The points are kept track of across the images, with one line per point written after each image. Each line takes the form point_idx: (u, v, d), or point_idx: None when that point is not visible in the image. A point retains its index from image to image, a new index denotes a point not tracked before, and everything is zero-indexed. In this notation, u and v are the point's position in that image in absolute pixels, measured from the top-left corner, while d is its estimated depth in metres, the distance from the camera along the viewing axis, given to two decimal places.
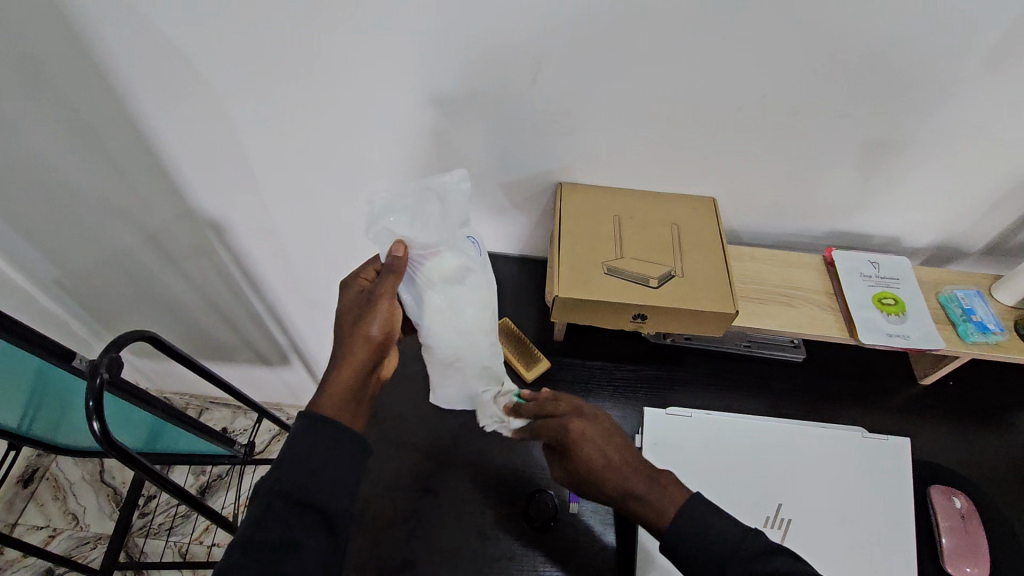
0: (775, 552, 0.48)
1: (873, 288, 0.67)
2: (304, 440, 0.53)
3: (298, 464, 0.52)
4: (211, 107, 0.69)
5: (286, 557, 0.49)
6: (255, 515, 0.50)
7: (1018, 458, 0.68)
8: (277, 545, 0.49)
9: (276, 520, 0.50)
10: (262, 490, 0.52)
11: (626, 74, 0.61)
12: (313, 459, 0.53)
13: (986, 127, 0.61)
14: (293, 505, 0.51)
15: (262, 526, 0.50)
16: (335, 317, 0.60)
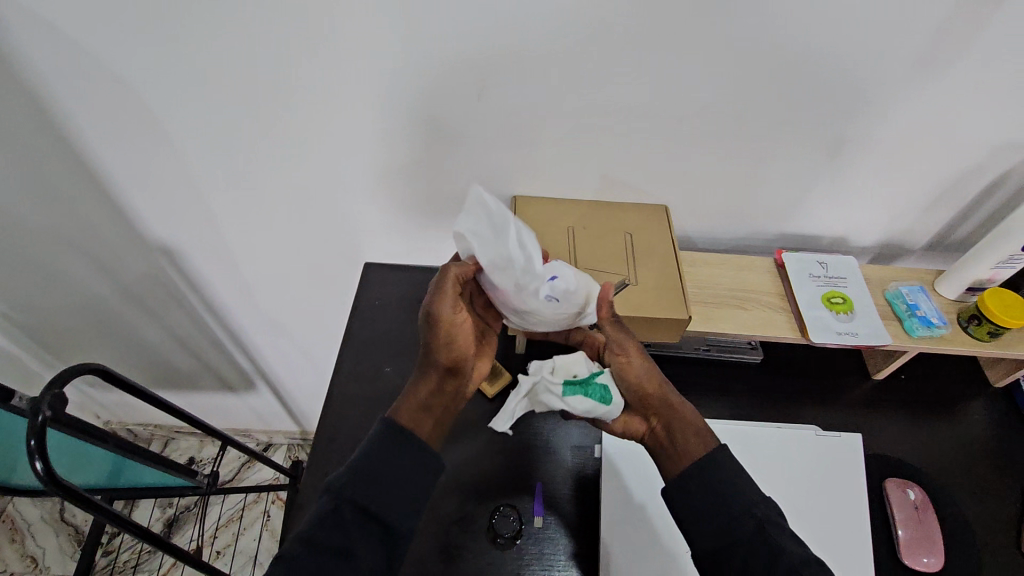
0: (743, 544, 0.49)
1: (822, 288, 0.69)
2: (380, 450, 0.55)
3: (367, 473, 0.53)
4: (155, 130, 0.67)
5: (341, 564, 0.50)
6: (322, 515, 0.51)
7: (968, 445, 0.71)
8: (334, 551, 0.50)
9: (336, 526, 0.51)
10: (330, 491, 0.53)
11: (574, 88, 0.62)
12: (382, 468, 0.54)
13: (915, 128, 0.64)
14: (354, 514, 0.52)
15: (324, 527, 0.51)
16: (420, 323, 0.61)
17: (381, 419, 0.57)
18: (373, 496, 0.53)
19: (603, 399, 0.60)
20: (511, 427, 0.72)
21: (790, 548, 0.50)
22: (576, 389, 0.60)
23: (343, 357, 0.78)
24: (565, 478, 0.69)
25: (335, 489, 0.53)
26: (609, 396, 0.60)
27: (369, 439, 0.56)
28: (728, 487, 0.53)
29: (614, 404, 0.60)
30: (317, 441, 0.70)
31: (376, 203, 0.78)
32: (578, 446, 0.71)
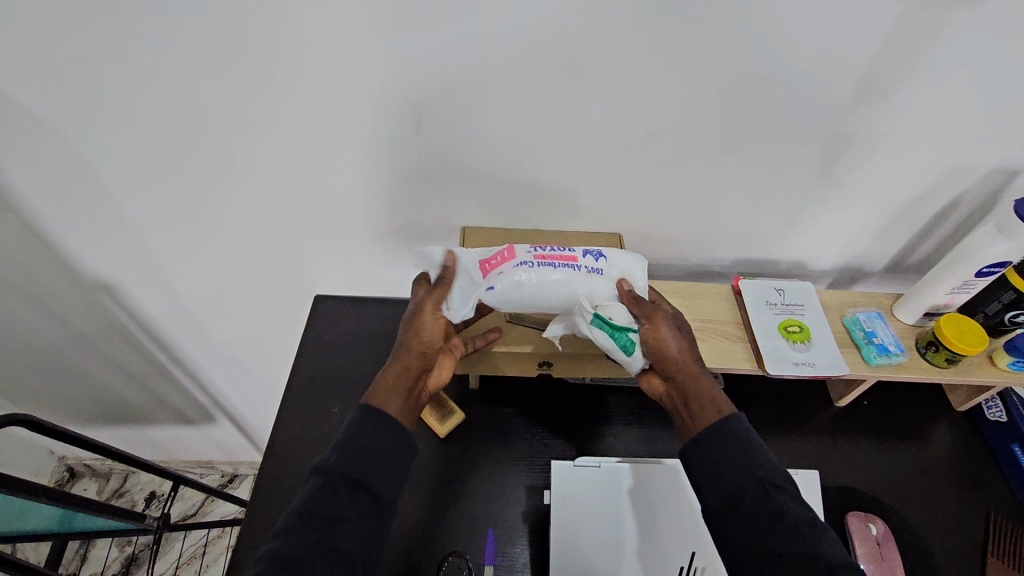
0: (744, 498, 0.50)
1: (779, 316, 0.67)
2: (364, 426, 0.54)
3: (355, 448, 0.52)
4: (80, 168, 0.64)
5: (336, 531, 0.49)
6: (313, 488, 0.50)
7: (931, 472, 0.69)
8: (328, 519, 0.49)
9: (329, 495, 0.50)
10: (321, 465, 0.52)
11: (514, 118, 0.60)
12: (369, 441, 0.53)
13: (862, 157, 0.63)
14: (345, 485, 0.51)
15: (317, 500, 0.50)
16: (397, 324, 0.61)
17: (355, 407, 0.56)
18: (365, 463, 0.52)
19: (625, 348, 0.58)
20: (463, 467, 0.67)
21: (792, 510, 0.49)
22: (605, 326, 0.57)
23: (289, 396, 0.74)
24: (519, 525, 0.64)
25: (327, 461, 0.52)
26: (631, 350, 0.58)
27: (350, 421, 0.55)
28: (738, 453, 0.52)
29: (635, 359, 0.58)
30: (257, 490, 0.66)
31: (324, 235, 0.75)
32: (532, 486, 0.66)
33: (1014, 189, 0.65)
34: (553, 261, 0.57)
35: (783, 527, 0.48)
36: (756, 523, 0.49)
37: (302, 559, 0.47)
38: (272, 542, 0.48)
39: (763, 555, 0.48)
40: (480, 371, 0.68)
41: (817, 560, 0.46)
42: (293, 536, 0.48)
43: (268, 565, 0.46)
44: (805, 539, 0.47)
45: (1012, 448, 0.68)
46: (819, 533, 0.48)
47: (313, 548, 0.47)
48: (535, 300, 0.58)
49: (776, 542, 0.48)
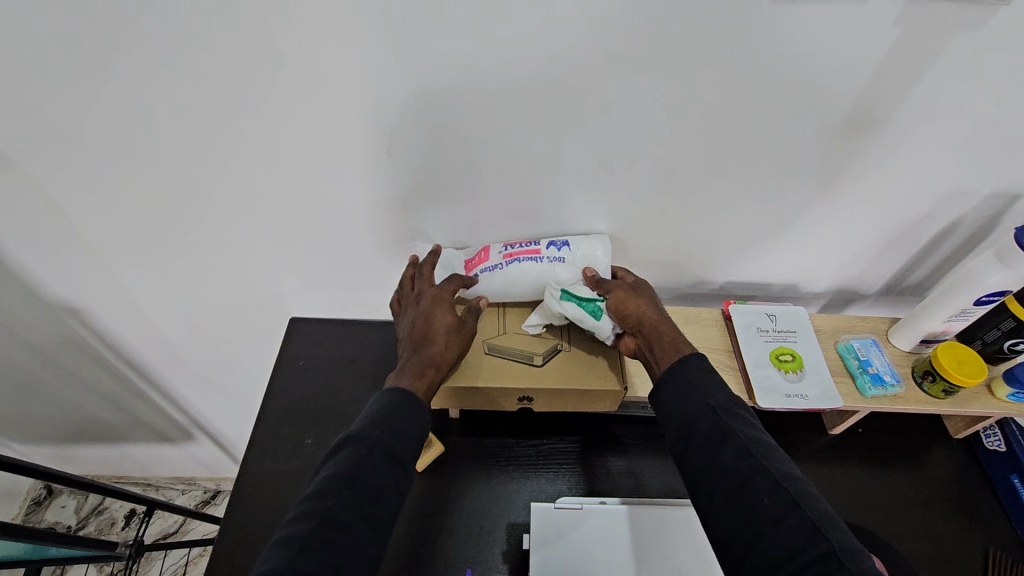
0: (696, 420, 0.49)
1: (770, 343, 0.65)
2: (404, 408, 0.53)
3: (394, 426, 0.52)
4: (38, 192, 0.60)
5: (373, 502, 0.47)
6: (358, 457, 0.48)
7: (928, 504, 0.67)
8: (370, 490, 0.47)
9: (368, 462, 0.48)
10: (355, 436, 0.50)
11: (492, 140, 0.58)
12: (403, 421, 0.53)
13: (857, 180, 0.61)
14: (384, 458, 0.50)
15: (358, 468, 0.48)
16: (422, 321, 0.60)
17: (398, 390, 0.55)
18: (403, 440, 0.51)
19: (593, 313, 0.61)
20: (443, 503, 0.64)
21: (743, 432, 0.48)
22: (573, 299, 0.61)
23: (262, 425, 0.71)
24: (498, 566, 0.61)
25: (364, 432, 0.50)
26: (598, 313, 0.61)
27: (386, 398, 0.54)
28: (692, 389, 0.52)
29: (604, 322, 0.61)
30: (226, 528, 0.63)
31: (299, 257, 0.72)
32: (514, 524, 0.63)
33: (1014, 213, 0.63)
34: (518, 257, 0.63)
35: (733, 446, 0.47)
36: (706, 446, 0.48)
37: (344, 523, 0.45)
38: (308, 505, 0.45)
39: (710, 475, 0.47)
40: (463, 405, 0.65)
41: (758, 476, 0.45)
42: (335, 499, 0.45)
43: (315, 527, 0.44)
44: (750, 456, 0.46)
45: (1011, 479, 0.66)
46: (766, 451, 0.46)
47: (358, 513, 0.46)
48: (509, 289, 0.66)
49: (725, 461, 0.47)
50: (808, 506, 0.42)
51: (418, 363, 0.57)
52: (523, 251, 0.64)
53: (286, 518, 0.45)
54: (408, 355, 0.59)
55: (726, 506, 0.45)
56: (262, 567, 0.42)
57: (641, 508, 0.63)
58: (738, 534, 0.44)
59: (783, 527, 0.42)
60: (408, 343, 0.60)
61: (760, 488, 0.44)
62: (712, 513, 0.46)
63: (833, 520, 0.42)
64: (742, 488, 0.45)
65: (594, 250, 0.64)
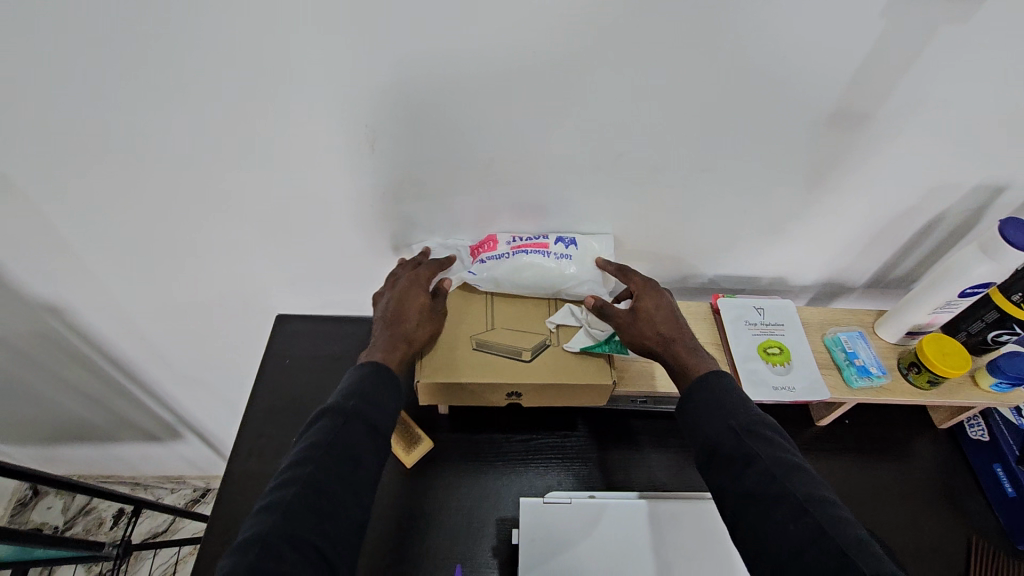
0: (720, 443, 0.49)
1: (759, 337, 0.65)
2: (378, 380, 0.54)
3: (369, 398, 0.52)
4: (15, 190, 0.59)
5: (353, 468, 0.48)
6: (335, 427, 0.49)
7: (913, 493, 0.68)
8: (346, 458, 0.48)
9: (346, 431, 0.49)
10: (331, 407, 0.51)
11: (479, 133, 0.57)
12: (380, 392, 0.53)
13: (843, 174, 0.61)
14: (361, 427, 0.50)
15: (334, 438, 0.49)
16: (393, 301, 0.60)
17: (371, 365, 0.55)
18: (380, 413, 0.52)
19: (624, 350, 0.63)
20: (427, 501, 0.64)
21: (767, 454, 0.47)
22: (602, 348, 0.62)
23: (247, 425, 0.70)
24: (489, 561, 0.61)
25: (340, 404, 0.51)
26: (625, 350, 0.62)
27: (360, 372, 0.55)
28: (713, 409, 0.52)
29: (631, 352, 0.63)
30: (214, 529, 0.63)
31: (284, 254, 0.71)
32: (503, 520, 0.63)
33: (999, 205, 0.63)
34: (527, 249, 0.65)
35: (756, 468, 0.47)
36: (729, 469, 0.48)
37: (329, 488, 0.46)
38: (288, 472, 0.46)
39: (736, 496, 0.47)
40: (451, 401, 0.64)
41: (783, 500, 0.45)
42: (316, 468, 0.46)
43: (297, 492, 0.45)
44: (775, 479, 0.46)
45: (994, 467, 0.67)
46: (791, 472, 0.46)
47: (339, 479, 0.47)
48: (514, 284, 0.66)
49: (748, 484, 0.47)
50: (836, 531, 0.42)
51: (389, 337, 0.57)
52: (531, 246, 0.65)
53: (268, 487, 0.46)
54: (378, 334, 0.58)
55: (752, 531, 0.45)
56: (248, 531, 0.43)
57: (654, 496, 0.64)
58: (763, 556, 0.44)
59: (810, 550, 0.42)
60: (379, 323, 0.59)
61: (783, 511, 0.44)
62: (736, 529, 0.47)
63: (863, 545, 0.42)
64: (766, 511, 0.45)
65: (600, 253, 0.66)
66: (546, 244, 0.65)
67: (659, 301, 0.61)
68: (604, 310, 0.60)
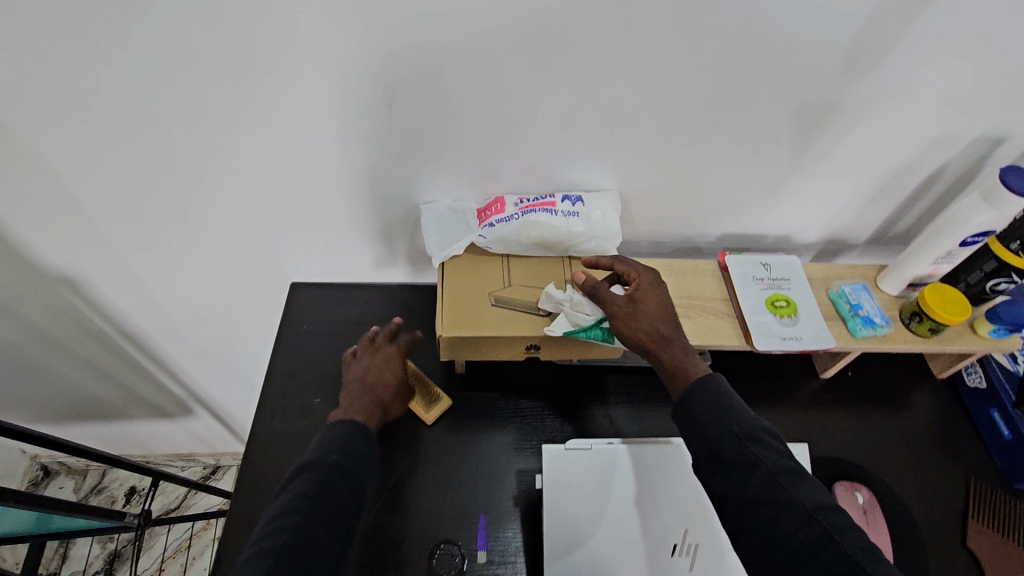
0: (724, 446, 0.50)
1: (766, 291, 0.67)
2: (353, 434, 0.56)
3: (346, 448, 0.54)
4: (32, 155, 0.59)
5: (336, 516, 0.50)
6: (317, 479, 0.51)
7: (913, 438, 0.71)
8: (329, 506, 0.50)
9: (328, 482, 0.51)
10: (312, 461, 0.52)
11: (492, 95, 0.58)
12: (356, 443, 0.55)
13: (848, 130, 0.62)
14: (342, 477, 0.52)
15: (316, 488, 0.50)
16: (372, 370, 0.63)
17: (342, 420, 0.57)
18: (357, 464, 0.54)
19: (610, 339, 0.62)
20: (446, 455, 0.66)
21: (772, 460, 0.49)
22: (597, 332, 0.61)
23: (268, 390, 0.71)
24: (510, 510, 0.63)
25: (320, 458, 0.52)
26: (612, 337, 0.62)
27: (335, 426, 0.56)
28: (715, 412, 0.52)
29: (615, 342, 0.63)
30: (240, 488, 0.64)
31: (299, 224, 0.72)
32: (522, 470, 0.66)
33: (999, 156, 0.65)
34: (534, 209, 0.64)
35: (762, 474, 0.48)
36: (734, 475, 0.49)
37: (316, 534, 0.48)
38: (275, 521, 0.48)
39: (739, 498, 0.48)
40: (468, 357, 0.65)
41: (792, 508, 0.46)
42: (301, 517, 0.48)
43: (286, 540, 0.47)
44: (781, 486, 0.48)
45: (990, 413, 0.70)
46: (798, 481, 0.48)
47: (326, 528, 0.49)
48: (523, 244, 0.66)
49: (755, 491, 0.48)
50: (844, 539, 0.45)
51: (369, 408, 0.60)
52: (538, 207, 0.65)
53: (255, 537, 0.48)
54: (352, 403, 0.60)
55: (757, 534, 0.47)
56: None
57: (659, 445, 0.66)
58: (771, 560, 0.46)
59: (822, 558, 0.44)
60: (351, 393, 0.61)
61: (791, 518, 0.46)
62: (743, 538, 0.48)
63: (870, 553, 0.44)
64: (774, 517, 0.47)
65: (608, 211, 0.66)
66: (553, 203, 0.65)
67: (659, 297, 0.59)
68: (595, 292, 0.59)
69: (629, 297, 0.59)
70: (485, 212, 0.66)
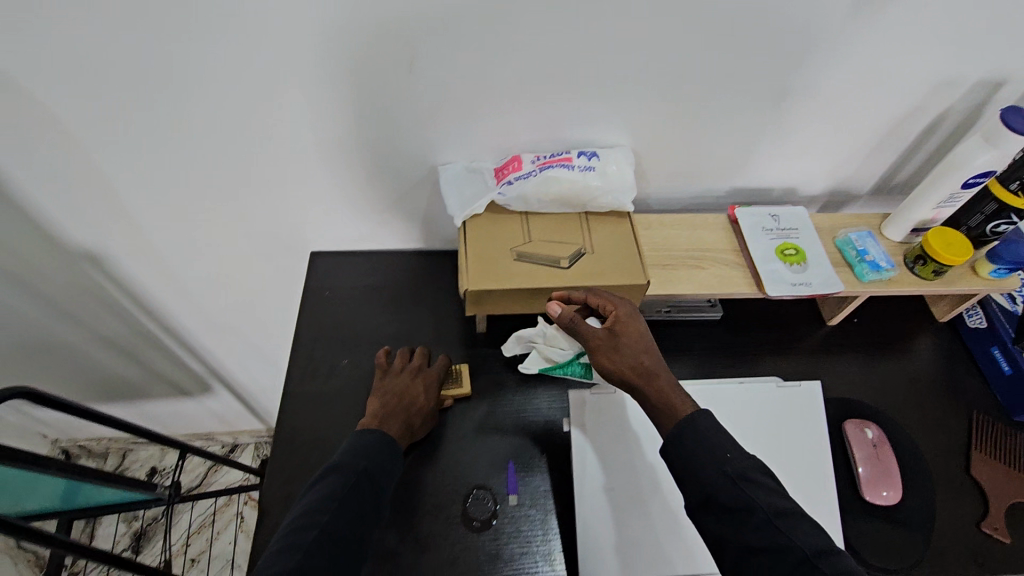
0: (717, 490, 0.49)
1: (775, 241, 0.70)
2: (377, 446, 0.58)
3: (372, 459, 0.57)
4: (58, 129, 0.60)
5: (360, 523, 0.52)
6: (345, 486, 0.53)
7: (918, 379, 0.74)
8: (353, 514, 0.52)
9: (355, 491, 0.54)
10: (340, 466, 0.55)
11: (509, 52, 0.58)
12: (380, 454, 0.58)
13: (854, 80, 0.64)
14: (367, 485, 0.55)
15: (345, 495, 0.53)
16: (412, 387, 0.65)
17: (366, 431, 0.59)
18: (383, 473, 0.57)
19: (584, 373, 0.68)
20: (474, 409, 0.69)
21: (764, 500, 0.48)
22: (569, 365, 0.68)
23: (296, 355, 0.74)
24: (538, 455, 0.67)
25: (350, 464, 0.55)
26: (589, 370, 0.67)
27: (361, 434, 0.59)
28: (706, 445, 0.51)
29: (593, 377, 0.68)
30: (278, 444, 0.67)
31: (317, 191, 0.73)
32: (552, 419, 0.69)
33: (998, 100, 0.67)
34: (552, 164, 0.66)
35: (757, 518, 0.48)
36: (730, 520, 0.49)
37: (341, 539, 0.50)
38: (303, 518, 0.50)
39: (737, 542, 0.48)
40: (490, 312, 0.68)
41: (788, 554, 0.46)
42: (329, 520, 0.51)
43: (316, 537, 0.49)
44: (776, 530, 0.47)
45: (990, 350, 0.73)
46: (793, 523, 0.47)
47: (350, 531, 0.51)
48: (543, 202, 0.68)
49: (750, 537, 0.48)
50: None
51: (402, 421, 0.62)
52: (555, 164, 0.66)
53: (281, 530, 0.50)
54: (387, 425, 0.61)
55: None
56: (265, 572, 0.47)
57: (618, 425, 0.65)
58: None
59: None
60: (386, 411, 0.62)
61: (789, 564, 0.46)
62: None
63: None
64: (770, 563, 0.47)
65: (622, 165, 0.68)
66: (570, 160, 0.67)
67: (639, 326, 0.59)
68: (575, 327, 0.59)
69: (608, 330, 0.59)
70: (504, 171, 0.67)
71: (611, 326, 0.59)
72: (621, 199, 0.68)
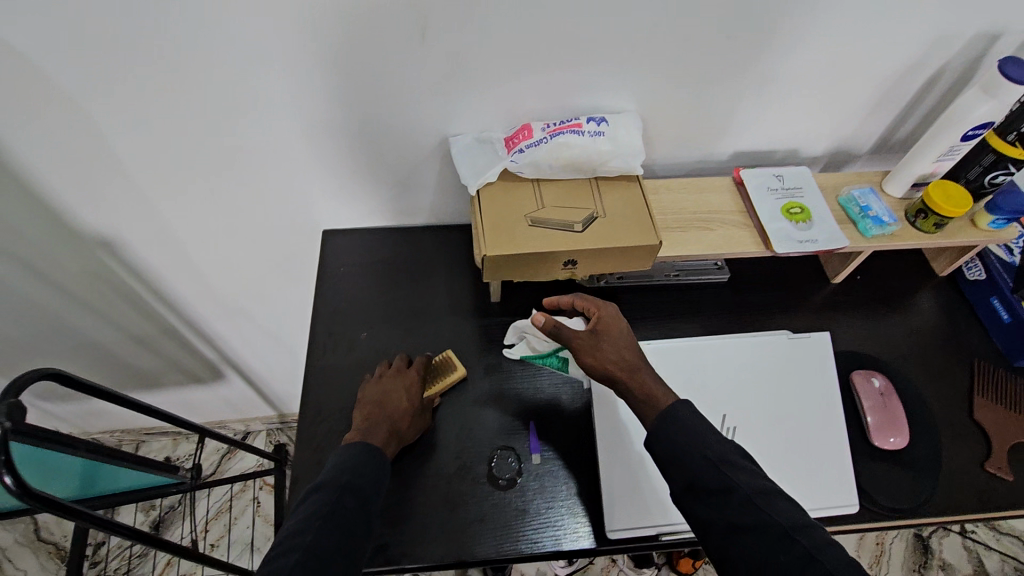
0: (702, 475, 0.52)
1: (780, 200, 0.71)
2: (364, 458, 0.57)
3: (358, 472, 0.56)
4: (71, 113, 0.61)
5: (348, 538, 0.51)
6: (330, 504, 0.53)
7: (919, 331, 0.76)
8: (338, 531, 0.51)
9: (340, 506, 0.53)
10: (325, 483, 0.55)
11: (515, 20, 0.59)
12: (366, 467, 0.57)
13: (856, 38, 0.65)
14: (353, 500, 0.54)
15: (331, 513, 0.52)
16: (393, 393, 0.65)
17: (352, 443, 0.59)
18: (370, 484, 0.56)
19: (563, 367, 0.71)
20: (493, 375, 0.71)
21: (744, 482, 0.50)
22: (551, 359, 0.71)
23: (314, 331, 0.75)
24: (557, 415, 0.69)
25: (333, 479, 0.55)
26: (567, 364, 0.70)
27: (348, 448, 0.58)
28: (690, 433, 0.54)
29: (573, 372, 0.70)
30: (303, 416, 0.69)
31: (326, 168, 0.73)
32: (570, 383, 0.71)
33: (997, 52, 0.68)
34: (563, 131, 0.68)
35: (736, 498, 0.50)
36: (713, 500, 0.51)
37: (327, 558, 0.49)
38: (290, 539, 0.50)
39: (721, 526, 0.50)
40: (506, 279, 0.69)
41: (769, 528, 0.48)
42: (315, 539, 0.50)
43: (301, 559, 0.48)
44: (756, 508, 0.49)
45: (990, 300, 0.75)
46: (767, 499, 0.50)
47: (336, 551, 0.50)
48: (553, 168, 0.69)
49: (733, 515, 0.49)
50: (823, 555, 0.45)
51: (386, 429, 0.62)
52: (564, 131, 0.68)
53: (268, 557, 0.49)
54: (371, 436, 0.61)
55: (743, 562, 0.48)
56: None
57: (609, 417, 0.67)
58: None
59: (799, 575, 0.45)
60: (369, 423, 0.62)
61: (771, 537, 0.48)
62: (728, 563, 0.49)
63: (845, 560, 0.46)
64: (754, 543, 0.48)
65: (630, 131, 0.69)
66: (580, 125, 0.68)
67: (621, 328, 0.63)
68: (561, 330, 0.62)
69: (592, 331, 0.62)
70: (514, 139, 0.69)
71: (595, 327, 0.62)
72: (631, 163, 0.69)
